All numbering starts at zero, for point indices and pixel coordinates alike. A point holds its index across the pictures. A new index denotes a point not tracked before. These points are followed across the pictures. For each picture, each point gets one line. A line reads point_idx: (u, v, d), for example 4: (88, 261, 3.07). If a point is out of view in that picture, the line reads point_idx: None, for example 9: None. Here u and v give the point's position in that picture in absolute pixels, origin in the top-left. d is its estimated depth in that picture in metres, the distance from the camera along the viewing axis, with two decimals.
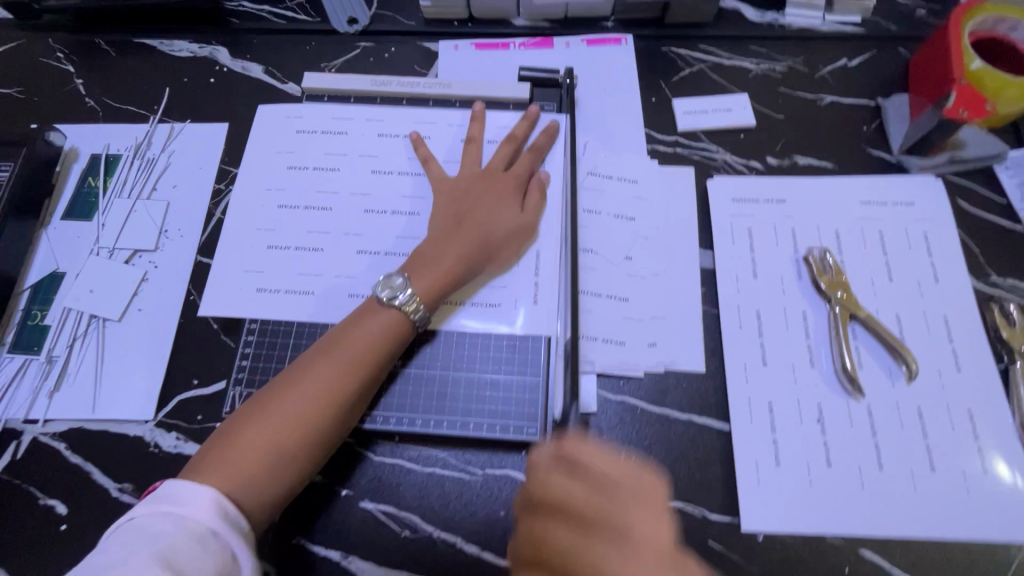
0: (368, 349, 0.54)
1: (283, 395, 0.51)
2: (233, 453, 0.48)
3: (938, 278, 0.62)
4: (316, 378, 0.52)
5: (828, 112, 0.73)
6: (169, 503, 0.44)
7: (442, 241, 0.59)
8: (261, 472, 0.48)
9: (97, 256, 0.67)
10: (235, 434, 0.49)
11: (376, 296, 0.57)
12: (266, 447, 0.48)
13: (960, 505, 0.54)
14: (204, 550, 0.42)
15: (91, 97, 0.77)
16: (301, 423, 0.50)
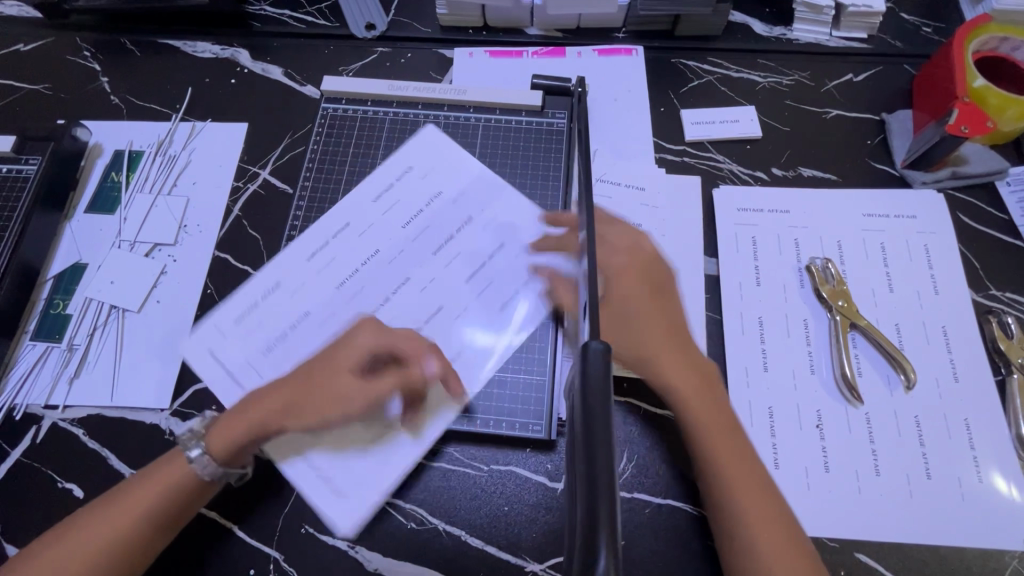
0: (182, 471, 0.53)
1: (143, 486, 0.52)
2: (69, 543, 0.50)
3: (938, 290, 0.64)
4: (133, 487, 0.53)
5: (833, 126, 0.74)
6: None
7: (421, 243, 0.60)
8: (99, 563, 0.49)
9: (118, 248, 0.69)
10: (76, 526, 0.51)
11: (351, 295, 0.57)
12: (99, 539, 0.50)
13: (955, 512, 0.55)
14: None
15: (116, 95, 0.79)
16: (112, 521, 0.51)
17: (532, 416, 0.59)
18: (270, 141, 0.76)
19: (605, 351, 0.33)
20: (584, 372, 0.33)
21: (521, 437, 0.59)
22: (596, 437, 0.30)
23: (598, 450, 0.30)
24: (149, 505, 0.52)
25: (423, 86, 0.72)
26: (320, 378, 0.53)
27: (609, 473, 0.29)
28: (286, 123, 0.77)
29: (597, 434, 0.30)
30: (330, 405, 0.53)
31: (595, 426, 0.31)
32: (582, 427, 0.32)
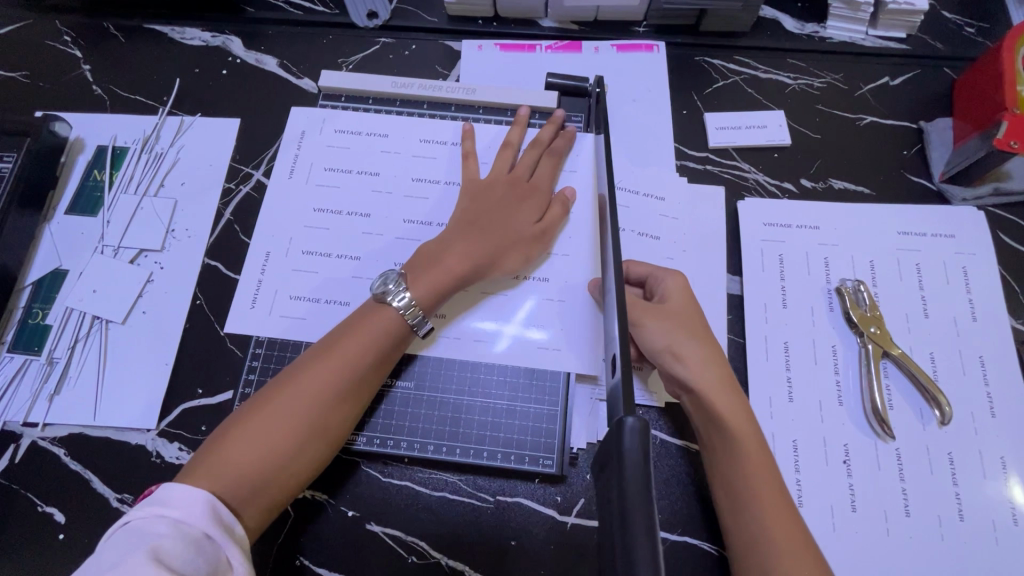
0: (358, 350, 0.51)
1: (281, 392, 0.49)
2: (222, 451, 0.46)
3: (976, 316, 0.60)
4: (323, 371, 0.50)
5: (867, 134, 0.69)
6: (165, 505, 0.41)
7: (454, 239, 0.56)
8: (262, 470, 0.46)
9: (101, 254, 0.65)
10: (228, 437, 0.47)
11: (376, 297, 0.54)
12: (265, 445, 0.46)
13: (987, 557, 0.52)
14: (200, 552, 0.40)
15: (99, 85, 0.74)
16: (304, 421, 0.48)
17: (543, 449, 0.55)
18: (264, 139, 0.70)
19: (643, 428, 0.30)
20: (619, 456, 0.30)
21: (530, 471, 0.55)
22: (634, 533, 0.27)
23: (638, 548, 0.26)
24: (340, 392, 0.50)
25: (429, 84, 0.67)
26: (502, 212, 0.58)
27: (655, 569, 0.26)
28: (281, 120, 0.71)
29: (635, 527, 0.27)
30: (518, 251, 0.57)
31: (633, 515, 0.27)
32: (620, 517, 0.28)
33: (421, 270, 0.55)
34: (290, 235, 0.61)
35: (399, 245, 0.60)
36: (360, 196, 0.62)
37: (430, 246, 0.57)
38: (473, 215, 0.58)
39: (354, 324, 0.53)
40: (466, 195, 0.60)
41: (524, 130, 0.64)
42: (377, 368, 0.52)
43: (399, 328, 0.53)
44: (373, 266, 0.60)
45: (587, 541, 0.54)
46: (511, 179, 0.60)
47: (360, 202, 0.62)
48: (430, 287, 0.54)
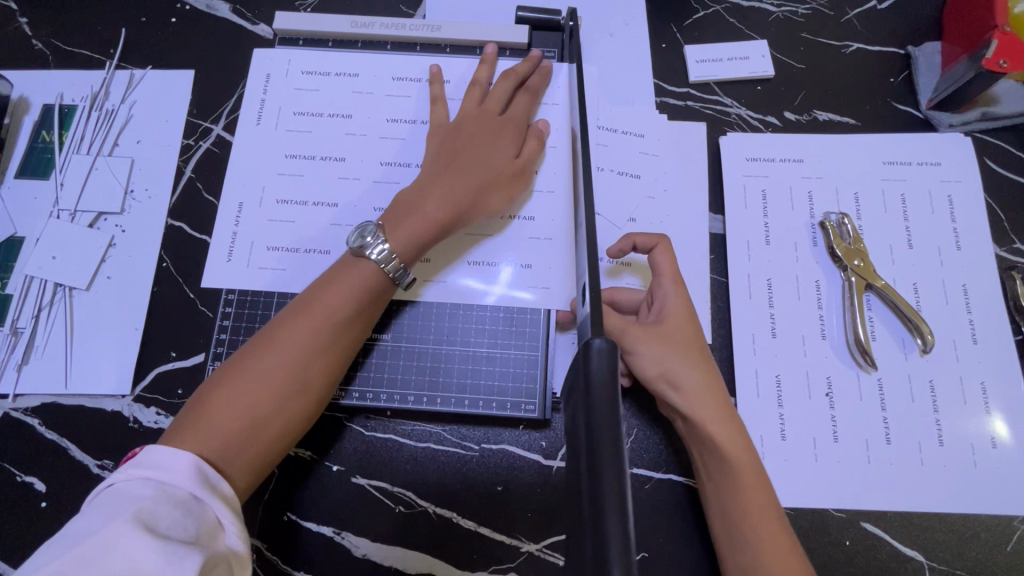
0: (340, 307, 0.49)
1: (261, 351, 0.47)
2: (205, 414, 0.44)
3: (960, 244, 0.59)
4: (303, 329, 0.48)
5: (853, 61, 0.67)
6: (149, 467, 0.40)
7: (432, 185, 0.53)
8: (245, 428, 0.45)
9: (57, 219, 0.62)
10: (211, 398, 0.45)
11: (353, 249, 0.51)
12: (246, 405, 0.45)
13: (965, 479, 0.53)
14: (187, 514, 0.39)
15: (39, 39, 0.69)
16: (289, 380, 0.47)
17: (525, 395, 0.55)
18: (221, 91, 0.67)
19: (609, 350, 0.32)
20: (585, 378, 0.32)
21: (513, 417, 0.55)
22: (601, 454, 0.28)
23: (603, 462, 0.28)
24: (323, 351, 0.48)
25: (391, 22, 0.62)
26: (479, 152, 0.55)
27: (619, 487, 0.27)
28: (238, 70, 0.67)
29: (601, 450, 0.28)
30: (499, 191, 0.55)
31: (598, 422, 0.29)
32: (584, 438, 0.29)
33: (399, 218, 0.52)
34: (253, 190, 0.58)
35: (369, 194, 0.58)
36: (325, 146, 0.59)
37: (406, 194, 0.54)
38: (448, 157, 0.55)
39: (331, 280, 0.50)
40: (439, 136, 0.57)
41: (493, 69, 0.61)
42: (361, 323, 0.51)
43: (378, 281, 0.51)
44: (342, 217, 0.57)
45: None
46: (484, 116, 0.57)
47: (325, 152, 0.59)
48: (410, 235, 0.51)
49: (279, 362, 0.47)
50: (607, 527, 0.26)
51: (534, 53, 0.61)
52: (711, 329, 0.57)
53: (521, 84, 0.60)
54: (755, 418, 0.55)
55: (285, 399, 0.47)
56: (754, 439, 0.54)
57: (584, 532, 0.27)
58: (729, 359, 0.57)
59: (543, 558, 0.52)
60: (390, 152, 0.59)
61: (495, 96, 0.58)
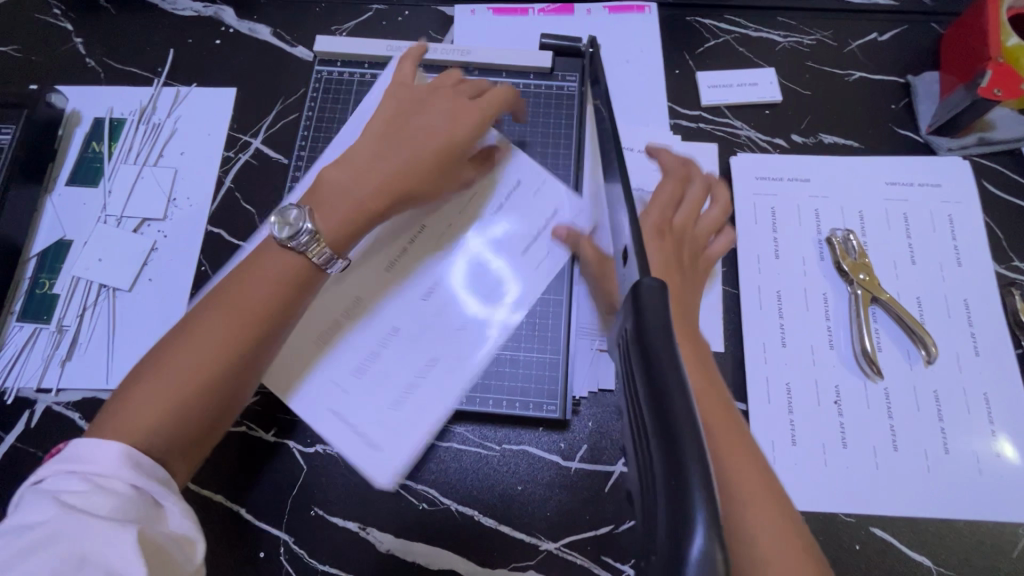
0: (267, 298, 0.46)
1: (178, 343, 0.44)
2: (123, 410, 0.42)
3: (961, 262, 0.62)
4: (213, 321, 0.45)
5: (856, 89, 0.71)
6: (73, 459, 0.39)
7: (364, 173, 0.51)
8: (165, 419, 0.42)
9: (104, 224, 0.65)
10: (135, 391, 0.43)
11: (276, 236, 0.47)
12: (162, 399, 0.42)
13: (971, 486, 0.54)
14: (123, 498, 0.38)
15: (92, 58, 0.74)
16: (200, 378, 0.43)
17: (547, 396, 0.57)
18: (261, 107, 0.71)
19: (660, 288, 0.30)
20: (640, 312, 0.30)
21: (535, 417, 0.57)
22: (671, 395, 0.26)
23: (676, 413, 0.25)
24: (237, 343, 0.45)
25: (424, 47, 0.67)
26: (416, 149, 0.53)
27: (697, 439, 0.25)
28: (277, 87, 0.72)
29: (673, 400, 0.25)
30: (427, 181, 0.52)
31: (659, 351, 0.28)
32: (646, 380, 0.27)
33: (325, 204, 0.49)
34: None
35: None
36: None
37: (335, 177, 0.51)
38: (382, 146, 0.52)
39: (259, 269, 0.47)
40: (383, 121, 0.54)
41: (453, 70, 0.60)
42: (293, 317, 0.47)
43: (305, 268, 0.47)
44: None
45: (591, 484, 0.56)
46: (427, 118, 0.55)
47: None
48: (337, 223, 0.49)
49: (187, 353, 0.44)
50: (691, 495, 0.23)
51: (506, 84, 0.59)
52: (723, 337, 0.60)
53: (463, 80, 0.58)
54: (767, 424, 0.57)
55: (204, 387, 0.43)
56: (765, 444, 0.56)
57: (662, 507, 0.25)
58: (741, 367, 0.59)
59: (561, 557, 0.54)
60: None
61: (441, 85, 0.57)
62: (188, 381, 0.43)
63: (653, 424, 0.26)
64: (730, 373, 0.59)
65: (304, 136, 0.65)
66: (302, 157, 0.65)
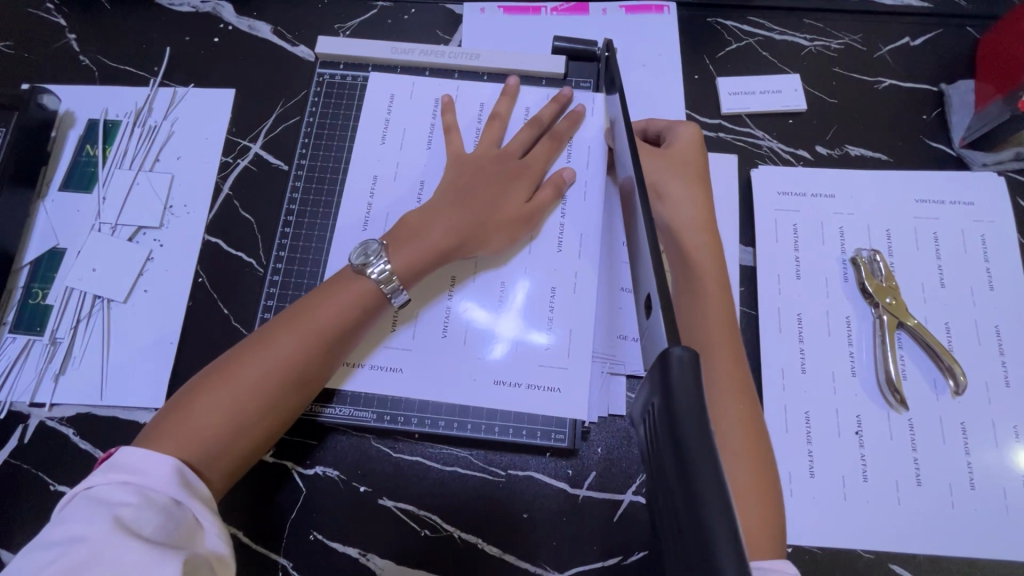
0: (330, 322, 0.50)
1: (245, 360, 0.47)
2: (184, 416, 0.45)
3: (993, 285, 0.59)
4: (281, 339, 0.48)
5: (885, 98, 0.67)
6: (129, 472, 0.41)
7: (437, 210, 0.54)
8: (225, 428, 0.45)
9: (98, 232, 0.63)
10: (196, 399, 0.46)
11: (352, 266, 0.52)
12: (226, 410, 0.45)
13: (997, 524, 0.52)
14: (169, 519, 0.40)
15: (86, 55, 0.71)
16: (263, 392, 0.47)
17: (555, 423, 0.55)
18: (261, 110, 0.68)
19: (692, 360, 0.27)
20: (666, 392, 0.27)
21: (543, 445, 0.55)
22: (705, 500, 0.23)
23: (711, 520, 0.23)
24: (303, 364, 0.48)
25: (431, 49, 0.64)
26: (488, 190, 0.56)
27: (737, 552, 0.22)
28: (278, 89, 0.69)
29: (709, 505, 0.23)
30: (504, 228, 0.55)
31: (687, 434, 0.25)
32: (676, 468, 0.25)
33: (401, 241, 0.53)
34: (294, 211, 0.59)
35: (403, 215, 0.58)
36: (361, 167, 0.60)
37: (413, 213, 0.55)
38: (457, 189, 0.56)
39: (325, 294, 0.51)
40: (456, 168, 0.57)
41: (512, 101, 0.61)
42: (346, 342, 0.51)
43: (371, 300, 0.51)
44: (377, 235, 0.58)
45: (599, 513, 0.54)
46: (501, 159, 0.58)
47: (374, 169, 0.59)
48: (409, 259, 0.52)
49: (253, 370, 0.47)
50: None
51: (563, 96, 0.61)
52: None
53: (547, 130, 0.60)
54: (784, 454, 0.54)
55: (265, 401, 0.47)
56: (782, 475, 0.54)
57: None
58: (758, 393, 0.57)
59: None
60: (426, 168, 0.60)
61: (517, 136, 0.59)
62: (250, 396, 0.46)
63: (685, 527, 0.24)
64: None
65: (305, 143, 0.63)
66: (303, 164, 0.62)
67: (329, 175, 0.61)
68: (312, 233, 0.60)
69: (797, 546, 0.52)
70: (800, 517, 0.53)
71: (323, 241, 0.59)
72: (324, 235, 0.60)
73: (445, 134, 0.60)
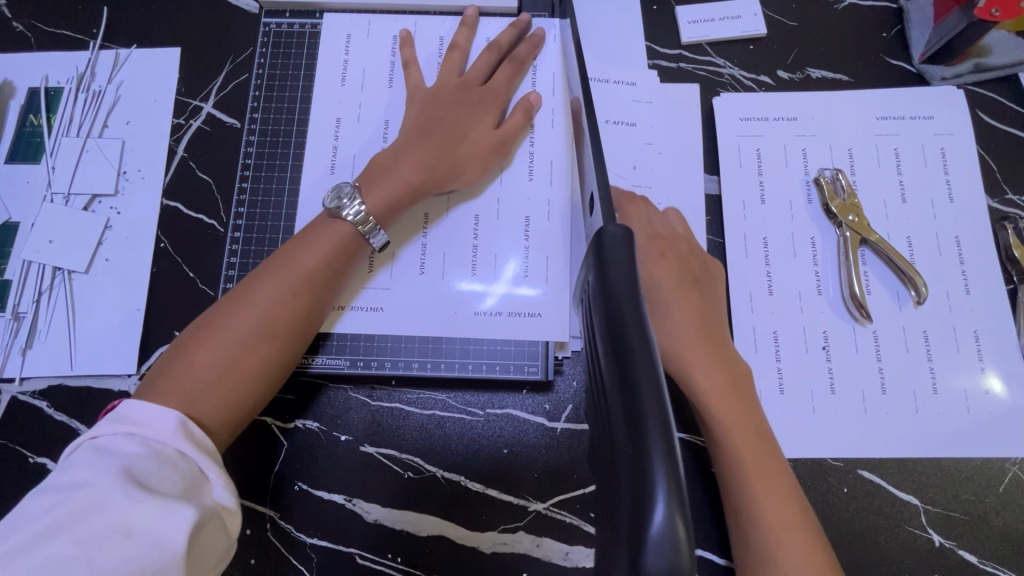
0: (312, 268, 0.49)
1: (230, 312, 0.47)
2: (182, 374, 0.44)
3: (953, 197, 0.59)
4: (263, 290, 0.48)
5: (845, 18, 0.66)
6: (132, 424, 0.41)
7: (405, 146, 0.53)
8: (222, 379, 0.45)
9: (51, 203, 0.61)
10: (187, 355, 0.45)
11: (326, 210, 0.51)
12: (219, 363, 0.45)
13: (959, 424, 0.54)
14: (174, 470, 0.39)
15: (19, 21, 0.67)
16: (262, 340, 0.47)
17: (528, 357, 0.55)
18: (209, 68, 0.66)
19: (625, 232, 0.30)
20: (602, 258, 0.29)
21: (517, 380, 0.56)
22: (631, 345, 0.25)
23: (637, 365, 0.24)
24: (290, 312, 0.48)
25: None
26: (455, 117, 0.55)
27: (658, 393, 0.23)
28: (226, 45, 0.66)
29: (635, 350, 0.24)
30: (477, 158, 0.54)
31: (614, 282, 0.28)
32: (603, 313, 0.27)
33: (373, 178, 0.52)
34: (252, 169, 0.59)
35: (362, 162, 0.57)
36: (316, 118, 0.59)
37: (383, 152, 0.54)
38: (423, 123, 0.55)
39: (303, 239, 0.50)
40: (420, 101, 0.56)
41: (472, 32, 0.60)
42: (331, 286, 0.50)
43: (349, 240, 0.50)
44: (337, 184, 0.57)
45: (577, 443, 0.55)
46: (463, 86, 0.56)
47: (337, 112, 0.59)
48: (385, 195, 0.51)
49: (241, 322, 0.46)
50: (651, 462, 0.21)
51: (522, 21, 0.60)
52: None
53: (508, 56, 0.59)
54: (754, 373, 0.56)
55: (259, 351, 0.46)
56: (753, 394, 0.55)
57: (620, 449, 0.23)
58: (728, 318, 0.57)
59: (550, 516, 0.54)
60: (389, 107, 0.59)
61: (476, 63, 0.58)
62: (243, 347, 0.46)
63: (612, 379, 0.25)
64: None
65: (256, 96, 0.61)
66: (256, 118, 0.60)
67: (284, 126, 0.60)
68: (269, 189, 0.58)
69: None
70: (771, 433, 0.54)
71: (283, 195, 0.58)
72: (283, 189, 0.58)
73: (404, 69, 0.59)
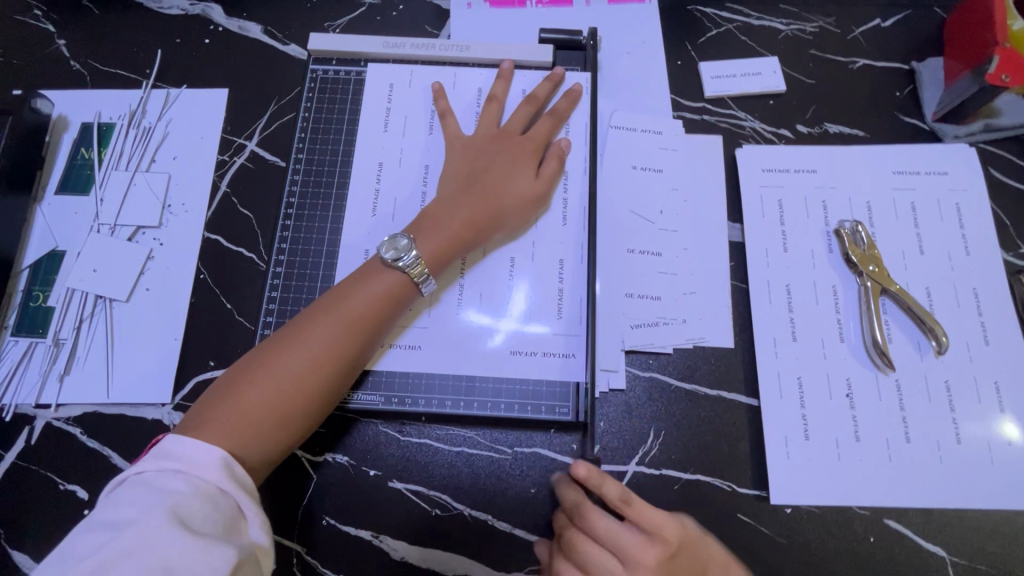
0: (363, 314, 0.51)
1: (284, 352, 0.48)
2: (231, 409, 0.45)
3: (969, 251, 0.61)
4: (316, 332, 0.49)
5: (860, 77, 0.70)
6: (176, 460, 0.42)
7: (452, 199, 0.56)
8: (268, 417, 0.46)
9: (98, 233, 0.64)
10: (238, 391, 0.46)
11: (380, 257, 0.53)
12: (268, 400, 0.46)
13: (984, 475, 0.55)
14: (214, 508, 0.40)
15: (76, 60, 0.71)
16: (311, 378, 0.48)
17: (559, 398, 0.56)
18: (255, 109, 0.69)
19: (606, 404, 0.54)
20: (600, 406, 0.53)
21: (547, 419, 0.56)
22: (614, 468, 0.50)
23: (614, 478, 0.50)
24: (340, 357, 0.49)
25: (421, 43, 0.65)
26: (495, 167, 0.58)
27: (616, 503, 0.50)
28: (271, 87, 0.70)
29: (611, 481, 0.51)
30: (517, 208, 0.57)
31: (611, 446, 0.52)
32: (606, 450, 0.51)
33: (425, 229, 0.55)
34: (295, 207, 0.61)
35: (403, 204, 0.60)
36: (358, 160, 0.61)
37: (432, 203, 0.57)
38: (467, 174, 0.58)
39: (357, 285, 0.52)
40: (461, 151, 0.59)
41: (509, 83, 0.63)
42: (379, 330, 0.52)
43: (401, 288, 0.52)
44: (378, 225, 0.59)
45: None
46: (502, 137, 0.59)
47: (380, 156, 0.61)
48: (436, 245, 0.54)
49: (294, 362, 0.48)
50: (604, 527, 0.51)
51: (557, 75, 0.63)
52: (732, 334, 0.60)
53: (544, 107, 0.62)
54: (779, 419, 0.57)
55: (306, 391, 0.48)
56: (778, 439, 0.56)
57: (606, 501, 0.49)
58: (752, 362, 0.59)
59: None
60: (428, 153, 0.61)
61: (515, 114, 0.61)
62: (291, 387, 0.47)
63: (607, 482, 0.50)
64: (740, 370, 0.59)
65: (301, 137, 0.63)
66: (301, 159, 0.63)
67: (327, 166, 0.62)
68: (309, 226, 0.60)
69: (795, 507, 0.54)
70: (797, 480, 0.55)
71: (324, 233, 0.60)
72: (325, 227, 0.60)
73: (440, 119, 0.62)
